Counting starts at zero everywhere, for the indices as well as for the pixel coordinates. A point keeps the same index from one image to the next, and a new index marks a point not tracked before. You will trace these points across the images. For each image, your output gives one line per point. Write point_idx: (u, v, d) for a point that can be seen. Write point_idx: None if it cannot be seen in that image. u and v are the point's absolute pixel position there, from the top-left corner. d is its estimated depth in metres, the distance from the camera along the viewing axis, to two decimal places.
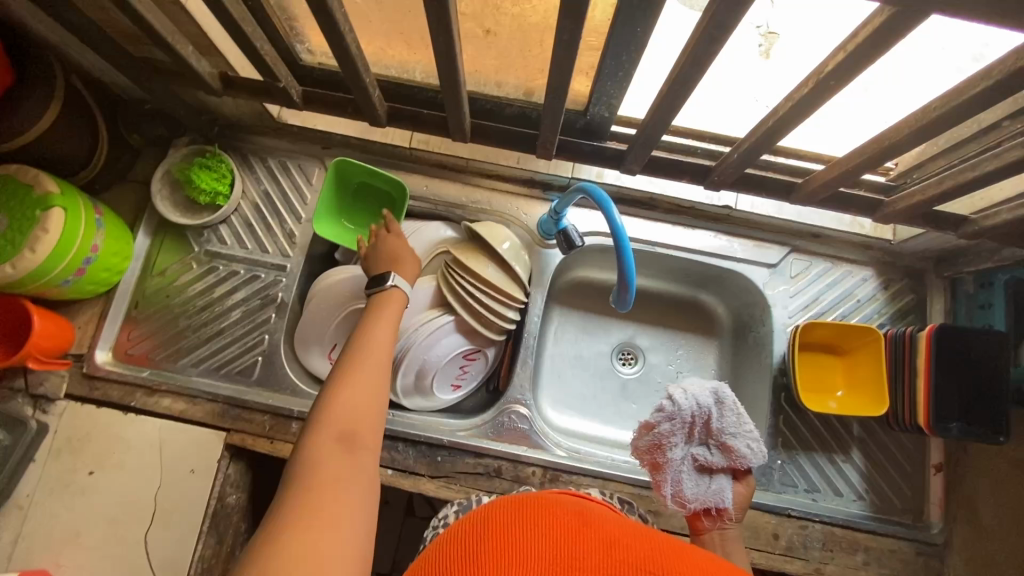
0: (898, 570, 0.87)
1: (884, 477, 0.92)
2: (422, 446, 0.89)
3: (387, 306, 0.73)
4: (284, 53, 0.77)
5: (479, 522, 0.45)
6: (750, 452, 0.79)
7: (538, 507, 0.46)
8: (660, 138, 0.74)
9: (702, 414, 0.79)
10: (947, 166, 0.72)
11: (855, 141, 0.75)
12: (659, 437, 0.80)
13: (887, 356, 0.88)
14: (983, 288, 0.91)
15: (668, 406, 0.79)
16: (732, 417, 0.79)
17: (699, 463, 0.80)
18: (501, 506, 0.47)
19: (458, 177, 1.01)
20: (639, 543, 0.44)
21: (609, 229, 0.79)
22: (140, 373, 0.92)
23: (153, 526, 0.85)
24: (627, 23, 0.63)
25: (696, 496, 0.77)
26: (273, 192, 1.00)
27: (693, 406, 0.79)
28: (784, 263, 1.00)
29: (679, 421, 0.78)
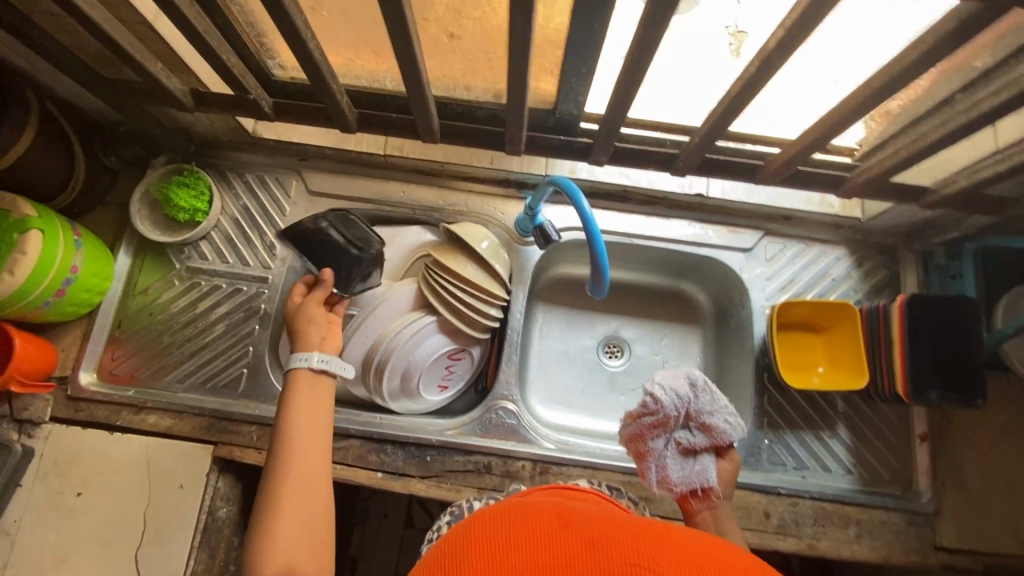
0: (890, 541, 0.88)
1: (872, 450, 0.93)
2: (411, 447, 0.89)
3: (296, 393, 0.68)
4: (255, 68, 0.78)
5: (451, 536, 0.41)
6: (729, 427, 0.80)
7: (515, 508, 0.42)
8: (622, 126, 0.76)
9: (682, 402, 0.79)
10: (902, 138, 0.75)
11: (804, 121, 0.74)
12: (643, 428, 0.80)
13: (863, 328, 0.89)
14: (953, 258, 0.93)
15: (650, 404, 0.78)
16: (707, 396, 0.80)
17: (683, 449, 0.80)
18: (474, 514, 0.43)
19: (434, 181, 1.03)
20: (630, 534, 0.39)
21: (580, 220, 0.80)
22: (125, 392, 0.92)
23: (143, 544, 0.85)
24: (583, 19, 0.65)
25: (682, 479, 0.79)
26: (252, 206, 1.01)
27: (673, 396, 0.78)
28: (758, 248, 1.01)
29: (661, 414, 0.78)
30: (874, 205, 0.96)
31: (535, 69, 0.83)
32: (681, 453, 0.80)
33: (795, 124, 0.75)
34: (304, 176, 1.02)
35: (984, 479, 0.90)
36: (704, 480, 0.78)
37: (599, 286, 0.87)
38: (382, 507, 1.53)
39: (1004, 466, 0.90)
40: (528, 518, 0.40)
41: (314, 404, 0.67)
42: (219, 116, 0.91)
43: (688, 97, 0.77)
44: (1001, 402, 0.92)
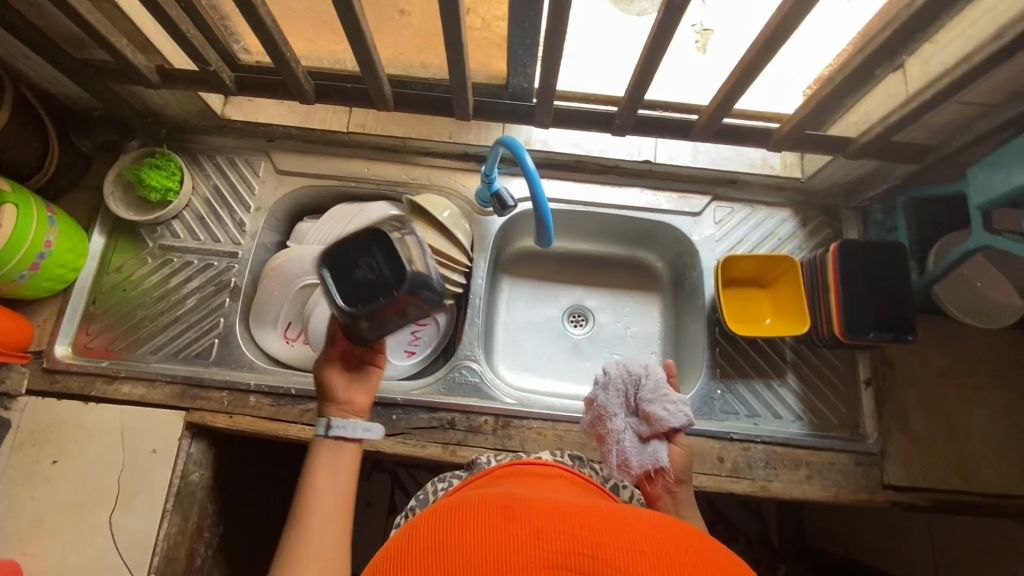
0: (839, 481, 0.91)
1: (820, 397, 0.97)
2: (377, 407, 0.92)
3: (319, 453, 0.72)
4: (222, 52, 0.83)
5: (409, 534, 0.43)
6: (676, 412, 0.79)
7: (472, 501, 0.44)
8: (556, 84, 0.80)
9: (630, 383, 0.83)
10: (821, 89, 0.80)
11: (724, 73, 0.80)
12: (600, 409, 0.84)
13: (804, 278, 0.93)
14: (888, 213, 0.99)
15: (602, 378, 0.85)
16: (658, 381, 0.82)
17: (637, 436, 0.80)
18: (433, 511, 0.45)
19: (398, 158, 1.07)
20: (568, 524, 0.40)
21: (525, 177, 0.84)
22: (99, 363, 0.95)
23: (118, 508, 0.87)
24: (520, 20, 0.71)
25: (634, 461, 0.77)
26: (223, 186, 1.05)
27: (623, 374, 0.84)
28: (707, 211, 1.06)
29: (612, 389, 0.83)
30: (811, 164, 1.01)
31: (484, 44, 0.88)
32: (636, 440, 0.79)
33: (710, 85, 0.84)
34: (272, 156, 1.06)
35: (927, 419, 0.94)
36: (655, 463, 0.77)
37: (544, 237, 0.92)
38: (366, 494, 1.55)
39: (944, 406, 0.95)
40: (479, 509, 0.43)
41: (335, 463, 0.71)
42: (186, 96, 0.95)
43: (622, 63, 0.83)
44: (939, 347, 0.97)
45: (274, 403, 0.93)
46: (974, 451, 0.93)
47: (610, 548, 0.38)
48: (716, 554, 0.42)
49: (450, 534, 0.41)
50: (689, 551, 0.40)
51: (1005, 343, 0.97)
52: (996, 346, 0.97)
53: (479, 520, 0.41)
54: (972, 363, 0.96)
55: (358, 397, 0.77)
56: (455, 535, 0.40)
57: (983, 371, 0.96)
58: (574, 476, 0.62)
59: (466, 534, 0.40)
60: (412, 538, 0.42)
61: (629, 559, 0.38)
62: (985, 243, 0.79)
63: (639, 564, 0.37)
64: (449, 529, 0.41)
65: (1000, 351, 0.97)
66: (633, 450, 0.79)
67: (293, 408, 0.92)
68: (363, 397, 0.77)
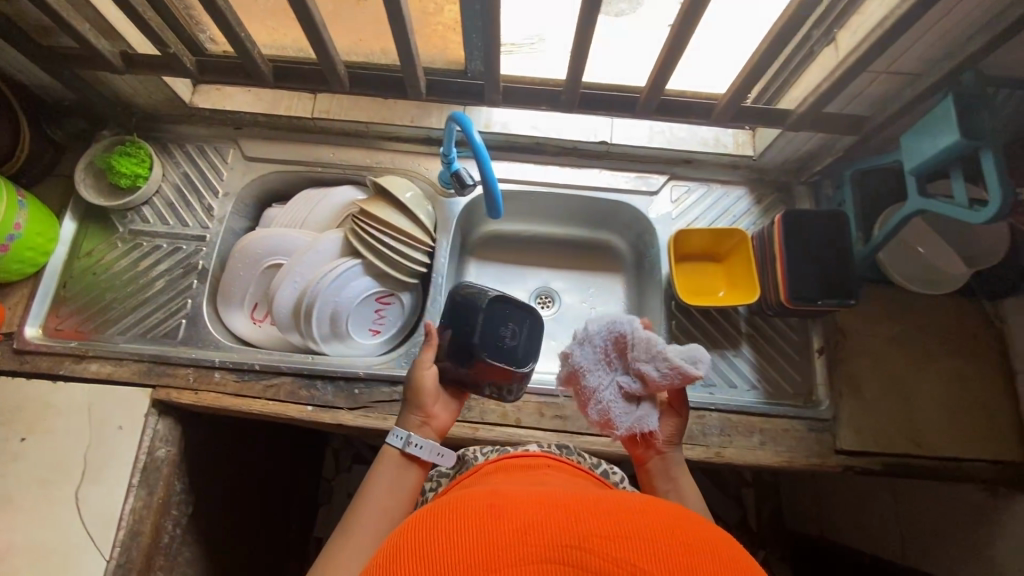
0: (792, 447, 0.93)
1: (773, 365, 1.00)
2: (340, 381, 0.95)
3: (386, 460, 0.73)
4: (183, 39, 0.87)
5: (394, 538, 0.43)
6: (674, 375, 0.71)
7: (457, 502, 0.44)
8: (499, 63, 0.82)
9: (616, 341, 0.74)
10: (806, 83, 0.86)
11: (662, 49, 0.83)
12: (575, 366, 0.77)
13: (754, 248, 0.97)
14: (838, 187, 1.02)
15: (581, 334, 0.77)
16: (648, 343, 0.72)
17: (623, 398, 0.74)
18: (419, 512, 0.44)
19: (363, 142, 1.10)
20: (556, 517, 0.40)
21: (473, 151, 0.87)
22: (68, 343, 0.97)
23: (84, 483, 0.89)
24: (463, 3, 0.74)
25: (620, 423, 0.73)
26: (192, 172, 1.08)
27: (605, 333, 0.75)
28: (665, 190, 1.09)
29: (591, 347, 0.76)
30: (762, 141, 1.04)
31: (439, 28, 0.92)
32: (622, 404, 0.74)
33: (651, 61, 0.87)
34: (240, 143, 1.09)
35: (881, 387, 0.96)
36: (643, 429, 0.73)
37: (494, 208, 0.94)
38: (346, 487, 1.54)
39: (897, 373, 0.97)
40: (463, 509, 0.42)
41: (398, 480, 0.71)
42: (153, 82, 0.98)
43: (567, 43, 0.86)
44: (891, 316, 0.99)
45: (238, 379, 0.95)
46: (926, 416, 0.95)
47: (597, 537, 0.38)
48: (702, 526, 0.43)
49: (437, 533, 0.40)
50: (674, 530, 0.40)
51: (952, 311, 1.00)
52: (944, 313, 1.00)
53: (464, 519, 0.41)
54: (923, 331, 0.99)
55: (441, 417, 0.79)
56: (441, 534, 0.40)
57: (933, 338, 0.99)
58: (557, 462, 0.66)
59: (451, 533, 0.40)
60: (397, 542, 0.42)
61: (616, 545, 0.38)
62: (920, 208, 0.81)
63: (627, 550, 0.38)
64: (435, 529, 0.41)
65: (949, 318, 1.00)
66: (619, 412, 0.74)
67: (257, 383, 0.94)
68: (444, 419, 0.79)
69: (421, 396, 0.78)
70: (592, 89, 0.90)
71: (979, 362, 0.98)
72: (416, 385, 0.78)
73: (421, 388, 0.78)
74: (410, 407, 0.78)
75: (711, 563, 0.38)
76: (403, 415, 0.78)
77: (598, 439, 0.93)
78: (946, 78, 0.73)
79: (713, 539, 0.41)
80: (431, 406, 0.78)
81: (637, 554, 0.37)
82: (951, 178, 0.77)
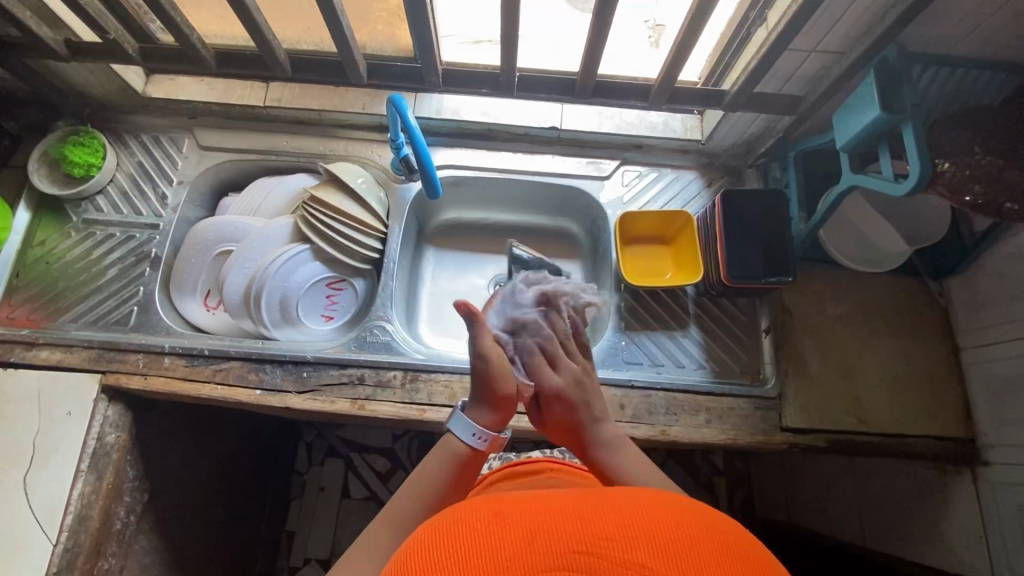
0: (738, 425, 0.94)
1: (720, 345, 1.01)
2: (288, 365, 0.95)
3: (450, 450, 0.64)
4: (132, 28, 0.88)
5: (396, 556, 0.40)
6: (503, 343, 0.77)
7: (456, 513, 0.42)
8: (435, 43, 0.83)
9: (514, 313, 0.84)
10: (748, 57, 0.88)
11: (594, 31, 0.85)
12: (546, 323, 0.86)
13: (698, 229, 0.99)
14: (784, 169, 1.03)
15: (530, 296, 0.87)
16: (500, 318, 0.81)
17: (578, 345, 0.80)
18: (421, 527, 0.42)
19: (317, 131, 1.11)
20: (563, 521, 0.39)
21: (409, 134, 0.90)
22: (20, 331, 0.97)
23: (31, 469, 0.89)
24: None
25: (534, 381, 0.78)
26: (147, 162, 1.09)
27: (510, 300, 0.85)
28: (617, 174, 1.10)
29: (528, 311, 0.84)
30: (709, 124, 1.06)
31: (386, 15, 0.94)
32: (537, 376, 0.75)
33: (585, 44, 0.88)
34: (195, 133, 1.10)
35: (825, 366, 0.98)
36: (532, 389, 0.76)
37: (434, 189, 0.97)
38: (318, 480, 1.53)
39: (841, 351, 0.98)
40: (462, 520, 0.40)
41: (454, 484, 0.62)
42: (104, 71, 0.99)
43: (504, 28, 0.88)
44: (836, 295, 1.01)
45: (188, 363, 0.95)
46: (870, 393, 0.96)
47: (605, 539, 0.37)
48: (707, 514, 0.42)
49: (439, 547, 0.38)
50: (681, 523, 0.39)
51: (898, 289, 1.01)
52: (889, 292, 1.01)
53: (466, 532, 0.39)
54: (867, 308, 1.00)
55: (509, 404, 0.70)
56: (443, 547, 0.38)
57: (876, 315, 1.00)
58: (558, 466, 0.72)
59: (454, 545, 0.38)
60: (399, 559, 0.39)
61: (626, 546, 0.37)
62: (853, 184, 0.82)
63: (635, 549, 0.36)
64: (436, 543, 0.39)
65: (894, 297, 1.01)
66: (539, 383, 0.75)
67: (207, 368, 0.95)
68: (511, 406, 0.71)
69: (493, 386, 0.67)
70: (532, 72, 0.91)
71: (922, 339, 0.99)
72: (489, 375, 0.67)
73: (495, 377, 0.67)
74: (483, 400, 0.67)
75: (721, 552, 0.38)
76: (470, 406, 0.67)
77: None
78: (867, 55, 0.74)
79: (720, 527, 0.40)
80: (505, 397, 0.68)
81: (646, 553, 0.36)
82: (879, 154, 0.79)
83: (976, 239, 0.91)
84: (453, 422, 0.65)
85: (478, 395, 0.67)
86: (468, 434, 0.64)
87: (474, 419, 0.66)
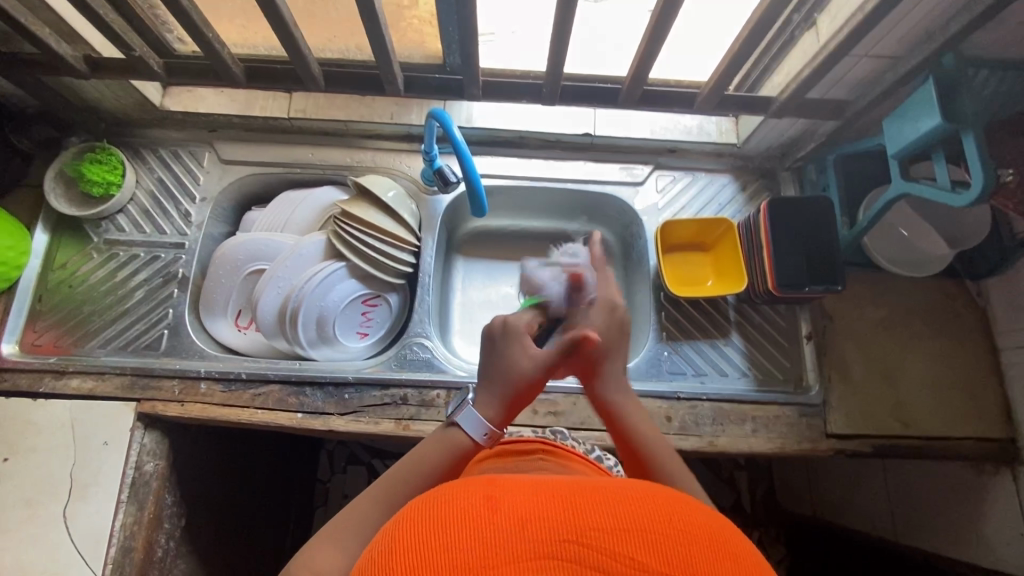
0: (784, 433, 0.94)
1: (762, 353, 1.01)
2: (329, 387, 0.93)
3: (440, 450, 0.59)
4: (156, 43, 0.85)
5: (374, 543, 0.36)
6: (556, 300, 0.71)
7: (437, 494, 0.37)
8: (478, 57, 0.81)
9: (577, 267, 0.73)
10: (793, 62, 0.86)
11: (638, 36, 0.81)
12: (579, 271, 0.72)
13: (740, 236, 0.99)
14: (822, 172, 1.01)
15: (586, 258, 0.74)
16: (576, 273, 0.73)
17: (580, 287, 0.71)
18: (399, 511, 0.38)
19: (343, 141, 1.08)
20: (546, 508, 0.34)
21: (452, 148, 0.87)
22: (47, 359, 0.94)
23: (71, 501, 0.86)
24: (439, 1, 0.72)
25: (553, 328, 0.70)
26: (167, 178, 1.05)
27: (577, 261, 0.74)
28: (650, 179, 1.08)
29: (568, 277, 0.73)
30: (745, 128, 1.04)
31: (407, 26, 0.88)
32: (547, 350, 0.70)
33: (628, 53, 0.86)
34: (216, 146, 1.07)
35: (867, 370, 0.97)
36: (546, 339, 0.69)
37: (477, 205, 0.96)
38: (342, 488, 1.52)
39: (883, 355, 0.98)
40: (438, 503, 0.36)
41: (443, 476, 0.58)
42: (122, 87, 0.95)
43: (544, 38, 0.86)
44: (876, 299, 1.01)
45: (225, 388, 0.93)
46: (911, 396, 0.96)
47: (593, 529, 0.32)
48: (703, 507, 0.37)
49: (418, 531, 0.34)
50: (677, 515, 0.34)
51: (937, 291, 1.01)
52: (928, 294, 1.01)
53: (444, 515, 0.34)
54: (907, 311, 1.00)
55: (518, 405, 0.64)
56: (420, 533, 0.34)
57: (916, 318, 1.00)
58: (553, 447, 0.69)
59: (432, 532, 0.33)
60: (376, 547, 0.35)
61: (613, 538, 0.32)
62: (905, 191, 0.80)
63: (625, 542, 0.32)
64: (412, 528, 0.34)
65: (932, 299, 1.01)
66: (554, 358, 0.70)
67: (245, 392, 0.93)
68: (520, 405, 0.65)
69: (518, 385, 0.62)
70: (573, 81, 0.88)
71: (962, 340, 0.99)
72: (519, 370, 0.62)
73: (525, 385, 0.63)
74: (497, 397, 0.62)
75: (715, 551, 0.33)
76: (481, 400, 0.62)
77: (593, 434, 0.92)
78: (925, 61, 0.73)
79: (721, 526, 0.36)
80: (516, 402, 0.63)
81: (636, 546, 0.32)
82: (933, 161, 0.78)
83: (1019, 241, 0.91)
84: (462, 411, 0.61)
85: (491, 386, 0.63)
86: (476, 430, 0.59)
87: (483, 414, 0.61)
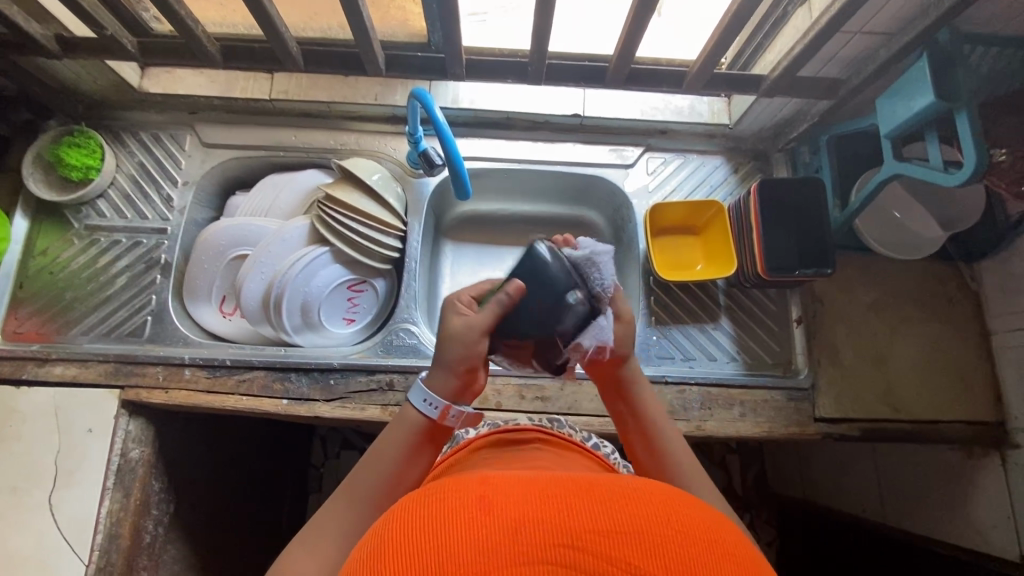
0: (773, 417, 0.94)
1: (752, 337, 1.00)
2: (315, 372, 0.92)
3: (401, 432, 0.58)
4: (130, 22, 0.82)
5: (362, 543, 0.35)
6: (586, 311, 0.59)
7: (425, 490, 0.36)
8: (459, 36, 0.79)
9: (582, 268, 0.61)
10: (785, 38, 0.84)
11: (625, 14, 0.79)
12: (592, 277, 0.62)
13: (730, 218, 0.98)
14: (815, 153, 0.99)
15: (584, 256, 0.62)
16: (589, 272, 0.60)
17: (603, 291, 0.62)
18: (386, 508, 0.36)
19: (326, 124, 1.06)
20: (541, 509, 0.33)
21: (435, 130, 0.85)
22: (29, 347, 0.93)
23: (56, 488, 0.86)
24: None
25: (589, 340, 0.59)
26: (148, 163, 1.03)
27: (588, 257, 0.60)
28: (640, 162, 1.06)
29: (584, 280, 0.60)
30: (737, 109, 1.02)
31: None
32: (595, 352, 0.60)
33: (615, 31, 0.84)
34: (197, 129, 1.04)
35: (857, 354, 0.97)
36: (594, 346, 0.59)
37: (462, 188, 0.94)
38: (335, 474, 1.52)
39: (873, 339, 0.97)
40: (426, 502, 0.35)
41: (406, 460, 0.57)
42: (98, 67, 0.92)
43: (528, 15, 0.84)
44: (867, 282, 1.00)
45: (210, 375, 0.92)
46: (901, 380, 0.96)
47: (588, 534, 0.31)
48: (700, 502, 0.36)
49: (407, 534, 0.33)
50: (676, 515, 0.33)
51: (930, 275, 1.00)
52: (920, 278, 1.00)
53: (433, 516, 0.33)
54: (898, 295, 0.99)
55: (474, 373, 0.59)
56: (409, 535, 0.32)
57: (907, 301, 0.99)
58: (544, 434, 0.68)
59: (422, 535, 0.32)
60: (364, 547, 0.34)
61: (608, 543, 0.31)
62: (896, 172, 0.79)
63: (621, 546, 0.31)
64: (399, 529, 0.33)
65: (923, 282, 1.00)
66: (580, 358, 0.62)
67: (230, 378, 0.92)
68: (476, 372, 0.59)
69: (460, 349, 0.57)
70: (559, 59, 0.86)
71: (953, 324, 0.98)
72: (455, 334, 0.57)
73: (467, 350, 0.57)
74: (444, 367, 0.58)
75: (715, 552, 0.32)
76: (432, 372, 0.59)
77: (580, 419, 0.92)
78: (920, 38, 0.70)
79: (719, 524, 0.35)
80: (466, 367, 0.57)
81: (633, 550, 0.31)
82: (927, 141, 0.76)
83: (1012, 223, 0.90)
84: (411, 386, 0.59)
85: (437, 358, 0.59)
86: (423, 401, 0.57)
87: (431, 387, 0.58)
